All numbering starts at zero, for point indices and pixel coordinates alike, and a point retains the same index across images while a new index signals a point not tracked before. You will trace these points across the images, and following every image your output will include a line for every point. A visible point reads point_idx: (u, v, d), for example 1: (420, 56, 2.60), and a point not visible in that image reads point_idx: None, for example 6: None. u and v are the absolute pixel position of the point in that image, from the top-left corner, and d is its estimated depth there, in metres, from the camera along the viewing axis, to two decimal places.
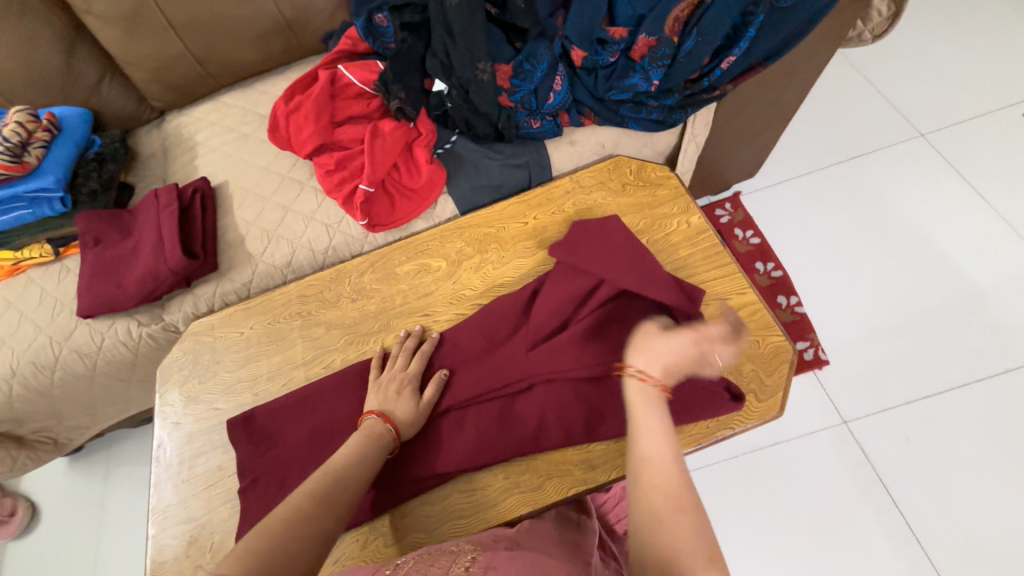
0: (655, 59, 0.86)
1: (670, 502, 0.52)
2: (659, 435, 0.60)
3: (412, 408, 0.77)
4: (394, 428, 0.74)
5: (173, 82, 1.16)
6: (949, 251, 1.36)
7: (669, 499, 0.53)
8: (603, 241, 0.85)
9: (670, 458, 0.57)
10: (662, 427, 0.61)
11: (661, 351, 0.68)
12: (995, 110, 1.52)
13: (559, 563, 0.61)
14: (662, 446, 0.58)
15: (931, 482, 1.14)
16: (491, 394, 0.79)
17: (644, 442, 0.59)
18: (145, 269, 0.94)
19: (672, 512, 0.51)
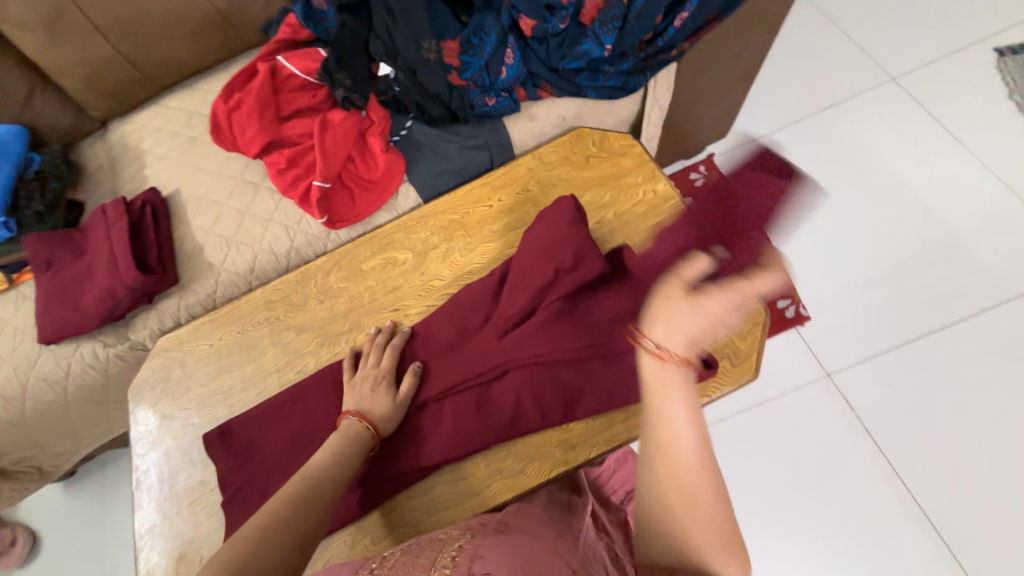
0: (606, 22, 0.83)
1: (685, 497, 0.50)
2: (685, 418, 0.54)
3: (388, 403, 0.75)
4: (372, 426, 0.72)
5: (109, 89, 1.10)
6: (925, 196, 1.36)
7: (683, 490, 0.51)
8: (557, 228, 0.82)
9: (688, 442, 0.53)
10: (685, 411, 0.55)
11: (690, 323, 0.58)
12: (965, 47, 1.49)
13: (549, 546, 0.58)
14: (682, 431, 0.53)
15: (915, 425, 1.16)
16: (467, 382, 0.78)
17: (668, 432, 0.54)
18: (101, 289, 0.91)
19: (687, 505, 0.50)
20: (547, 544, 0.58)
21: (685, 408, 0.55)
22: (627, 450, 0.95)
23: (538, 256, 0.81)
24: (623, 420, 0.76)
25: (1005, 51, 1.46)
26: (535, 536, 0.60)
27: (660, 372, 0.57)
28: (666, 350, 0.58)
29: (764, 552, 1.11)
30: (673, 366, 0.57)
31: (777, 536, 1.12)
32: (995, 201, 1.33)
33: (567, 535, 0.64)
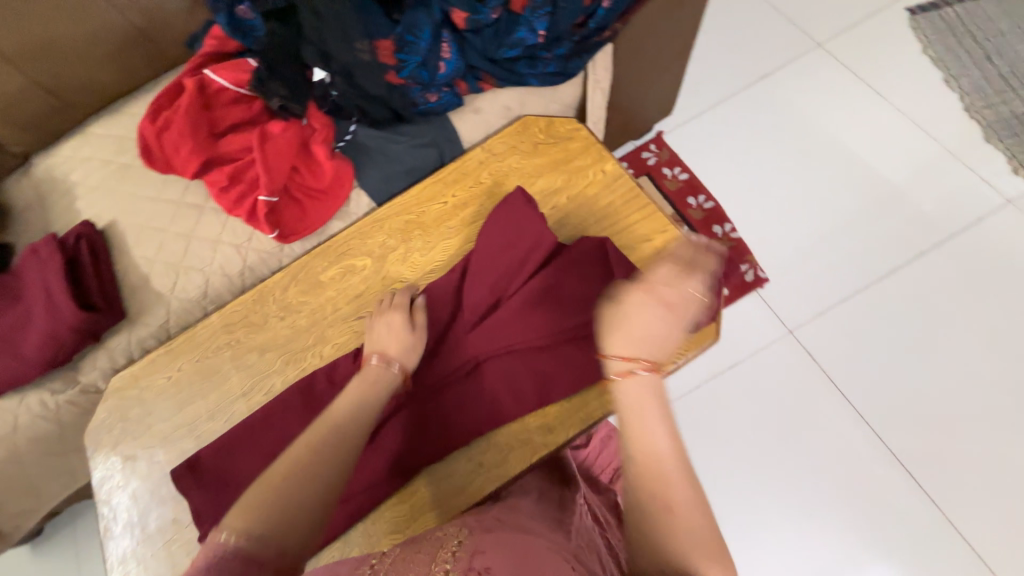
0: (536, 8, 0.84)
1: (665, 497, 0.51)
2: (663, 434, 0.57)
3: (409, 339, 0.76)
4: (398, 366, 0.73)
5: (26, 121, 1.03)
6: (860, 152, 1.43)
7: (662, 491, 0.52)
8: (518, 223, 0.82)
9: (667, 450, 0.55)
10: (661, 420, 0.59)
11: (639, 331, 0.67)
12: (881, 9, 1.58)
13: (545, 545, 0.57)
14: (660, 438, 0.56)
15: (873, 368, 1.23)
16: (444, 378, 0.78)
17: (646, 441, 0.57)
18: (40, 333, 0.86)
19: (667, 507, 0.51)
20: (546, 540, 0.58)
21: (658, 415, 0.59)
22: (612, 428, 0.96)
23: (499, 246, 0.82)
24: (597, 397, 0.77)
25: (916, 10, 1.56)
26: (531, 533, 0.59)
27: (631, 384, 0.63)
28: (629, 365, 0.65)
29: (750, 509, 1.16)
30: (640, 377, 0.64)
31: (761, 491, 1.17)
32: (922, 151, 1.41)
33: (559, 529, 0.64)
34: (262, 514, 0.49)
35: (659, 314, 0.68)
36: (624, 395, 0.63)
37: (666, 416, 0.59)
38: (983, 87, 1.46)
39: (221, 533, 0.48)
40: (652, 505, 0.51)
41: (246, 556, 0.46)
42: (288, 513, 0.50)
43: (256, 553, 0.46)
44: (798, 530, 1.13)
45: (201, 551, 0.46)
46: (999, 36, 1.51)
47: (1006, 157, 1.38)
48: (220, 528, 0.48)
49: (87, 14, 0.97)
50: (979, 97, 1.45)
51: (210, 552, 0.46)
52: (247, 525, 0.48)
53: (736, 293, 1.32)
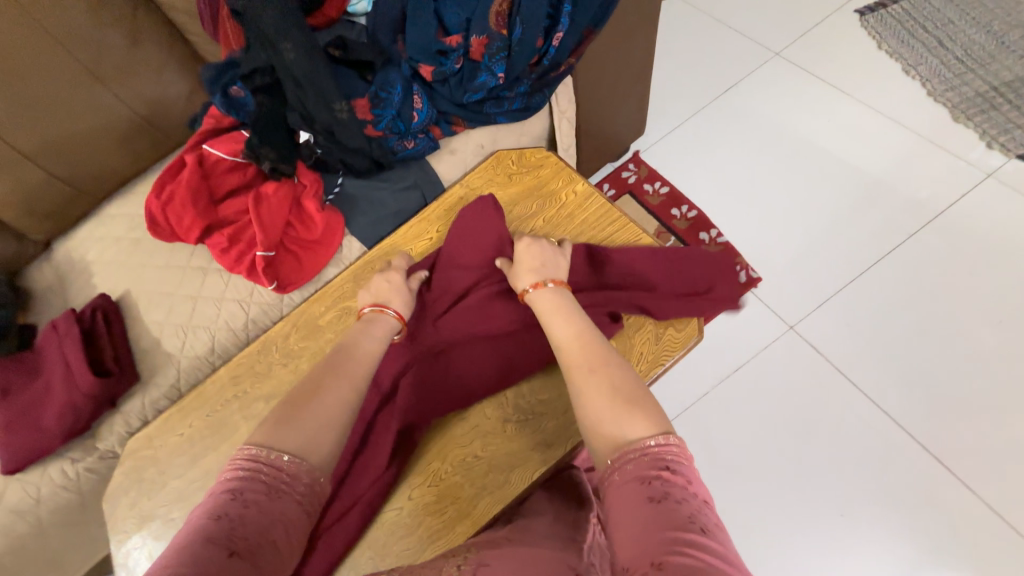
0: (494, 54, 0.91)
1: (586, 368, 0.58)
2: (575, 322, 0.66)
3: (408, 296, 0.81)
4: (395, 312, 0.77)
5: (47, 210, 1.12)
6: (832, 147, 1.47)
7: (583, 366, 0.59)
8: (485, 218, 0.88)
9: (580, 333, 0.64)
10: (573, 314, 0.68)
11: (534, 260, 0.77)
12: (831, 14, 1.66)
13: (553, 555, 0.57)
14: (573, 328, 0.65)
15: (881, 356, 1.22)
16: (425, 376, 0.80)
17: (562, 333, 0.65)
18: (60, 404, 0.90)
19: (588, 374, 0.58)
20: (551, 551, 0.59)
21: (573, 310, 0.68)
22: None
23: (473, 248, 0.87)
24: None
25: (864, 10, 1.64)
26: (539, 546, 0.60)
27: (544, 297, 0.72)
28: (537, 280, 0.74)
29: (779, 514, 1.11)
30: (550, 290, 0.72)
31: (788, 495, 1.12)
32: (892, 138, 1.45)
33: (570, 547, 0.62)
34: (288, 437, 0.55)
35: (543, 245, 0.80)
36: (544, 307, 0.71)
37: (575, 309, 0.69)
38: (943, 72, 1.51)
39: (250, 449, 0.53)
40: (577, 381, 0.59)
41: (275, 479, 0.52)
42: (312, 438, 0.56)
43: (284, 471, 0.53)
44: (833, 533, 1.08)
45: (236, 466, 0.52)
46: (950, 24, 1.57)
47: (978, 134, 1.41)
48: (251, 444, 0.54)
49: (99, 110, 1.08)
50: (940, 81, 1.50)
51: (241, 468, 0.52)
52: (279, 444, 0.54)
53: None
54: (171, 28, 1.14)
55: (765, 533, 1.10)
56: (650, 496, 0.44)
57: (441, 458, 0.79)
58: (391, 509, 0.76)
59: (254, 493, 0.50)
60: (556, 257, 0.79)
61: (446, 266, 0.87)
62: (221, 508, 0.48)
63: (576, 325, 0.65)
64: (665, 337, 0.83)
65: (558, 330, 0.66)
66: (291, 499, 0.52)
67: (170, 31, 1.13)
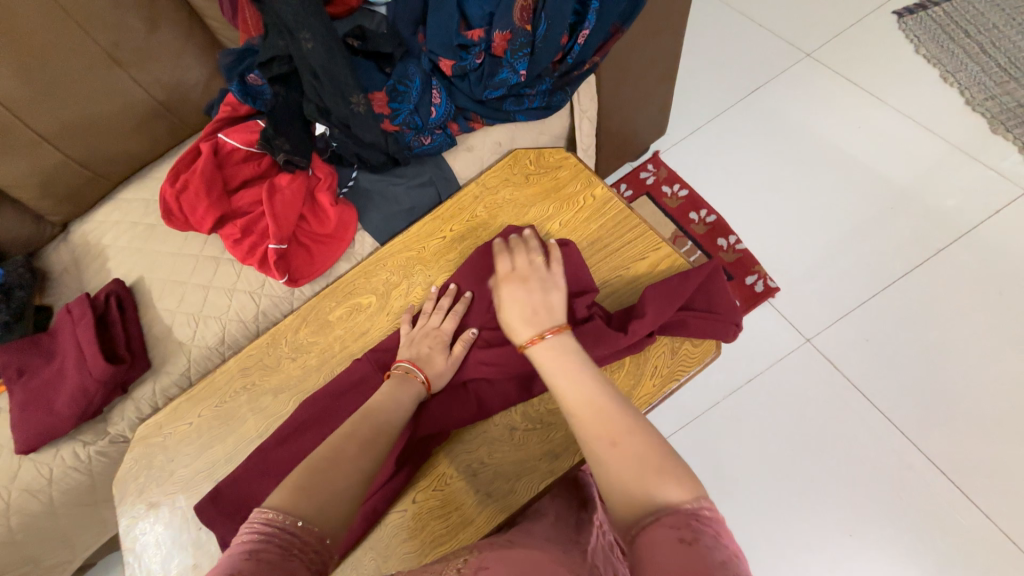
0: (516, 50, 0.87)
1: (603, 439, 0.53)
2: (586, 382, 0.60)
3: (443, 364, 0.79)
4: (421, 378, 0.76)
5: (64, 192, 1.12)
6: (860, 154, 1.42)
7: (601, 435, 0.53)
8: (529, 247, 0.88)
9: (591, 393, 0.58)
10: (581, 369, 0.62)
11: (524, 308, 0.72)
12: (867, 14, 1.59)
13: (556, 560, 0.56)
14: (584, 387, 0.59)
15: (899, 375, 1.18)
16: (448, 386, 0.81)
17: (572, 398, 0.59)
18: (72, 387, 0.91)
19: (608, 446, 0.52)
20: (552, 553, 0.58)
21: (574, 366, 0.62)
22: None
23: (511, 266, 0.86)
24: None
25: (903, 12, 1.57)
26: (541, 549, 0.59)
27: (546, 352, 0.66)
28: (537, 332, 0.69)
29: (784, 531, 1.09)
30: (551, 343, 0.67)
31: (796, 510, 1.10)
32: (925, 147, 1.40)
33: (574, 549, 0.61)
34: (299, 503, 0.51)
35: (525, 288, 0.75)
36: (545, 364, 0.66)
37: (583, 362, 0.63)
38: (983, 79, 1.44)
39: (264, 511, 0.48)
40: (598, 453, 0.52)
41: (290, 542, 0.47)
42: (321, 507, 0.52)
43: (300, 536, 0.48)
44: (840, 551, 1.06)
45: (246, 535, 0.46)
46: (992, 29, 1.50)
47: (1016, 146, 1.35)
48: (262, 509, 0.48)
49: (117, 94, 1.07)
50: (979, 89, 1.43)
51: (255, 530, 0.46)
52: (291, 509, 0.50)
53: (747, 305, 1.29)
54: (191, 13, 1.12)
55: (769, 546, 1.09)
56: (682, 537, 0.41)
57: (447, 463, 0.78)
58: (397, 512, 0.76)
59: (269, 554, 0.44)
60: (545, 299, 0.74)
61: (476, 281, 0.87)
62: (233, 570, 0.41)
63: (581, 387, 0.59)
64: (680, 352, 0.81)
65: (564, 391, 0.60)
66: (303, 565, 0.46)
67: (189, 16, 1.12)
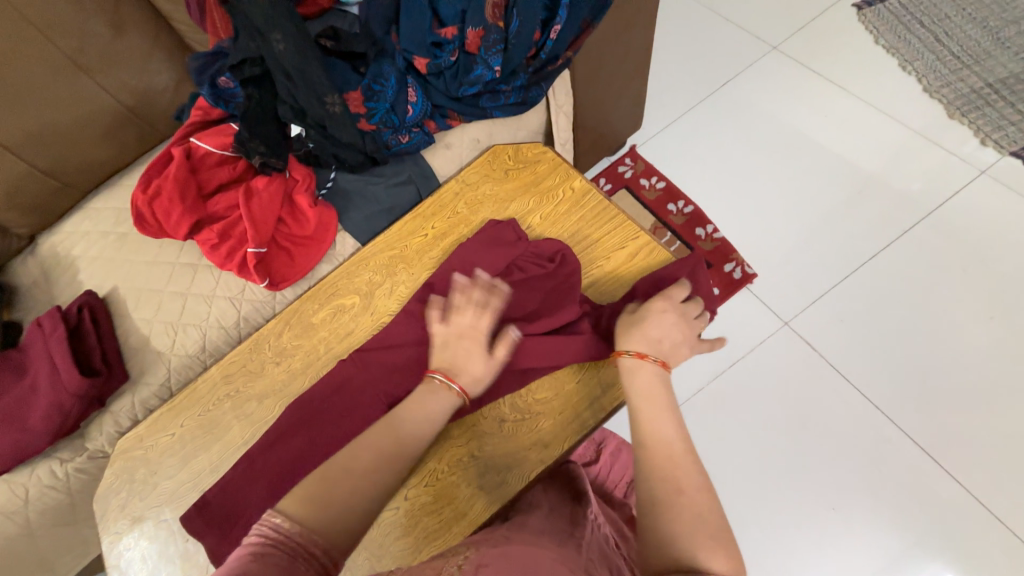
0: (490, 47, 0.88)
1: (671, 485, 0.56)
2: (672, 425, 0.62)
3: (479, 365, 0.72)
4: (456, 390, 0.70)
5: (30, 204, 1.09)
6: (828, 143, 1.47)
7: (668, 481, 0.57)
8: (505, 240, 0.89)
9: (677, 441, 0.60)
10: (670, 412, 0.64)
11: (652, 328, 0.72)
12: (829, 8, 1.65)
13: (554, 557, 0.56)
14: (670, 428, 0.62)
15: (874, 354, 1.22)
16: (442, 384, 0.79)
17: (652, 429, 0.62)
18: (45, 403, 0.88)
19: (675, 493, 0.55)
20: (549, 548, 0.59)
21: (667, 403, 0.64)
22: (620, 442, 1.07)
23: (492, 259, 0.87)
24: (589, 409, 0.79)
25: (862, 5, 1.63)
26: (537, 545, 0.59)
27: (644, 374, 0.68)
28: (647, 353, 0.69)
29: (772, 509, 1.13)
30: (653, 369, 0.68)
31: (783, 489, 1.14)
32: (889, 134, 1.45)
33: (569, 542, 0.62)
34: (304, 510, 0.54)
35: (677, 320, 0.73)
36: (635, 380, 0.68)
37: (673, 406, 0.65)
38: (939, 68, 1.50)
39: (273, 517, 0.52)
40: (661, 494, 0.56)
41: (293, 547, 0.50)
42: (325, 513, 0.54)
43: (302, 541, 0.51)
44: (825, 526, 1.10)
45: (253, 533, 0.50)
46: (946, 19, 1.57)
47: (972, 130, 1.42)
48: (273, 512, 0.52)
49: (83, 100, 1.04)
50: (936, 77, 1.49)
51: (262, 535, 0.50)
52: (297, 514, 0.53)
53: (727, 292, 1.33)
54: (156, 16, 1.10)
55: (759, 525, 1.12)
56: None
57: (438, 459, 0.78)
58: (389, 509, 0.76)
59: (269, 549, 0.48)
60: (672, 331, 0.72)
61: (462, 277, 0.87)
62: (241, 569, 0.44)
63: (670, 427, 0.62)
64: None
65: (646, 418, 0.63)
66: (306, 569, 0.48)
67: (155, 20, 1.10)
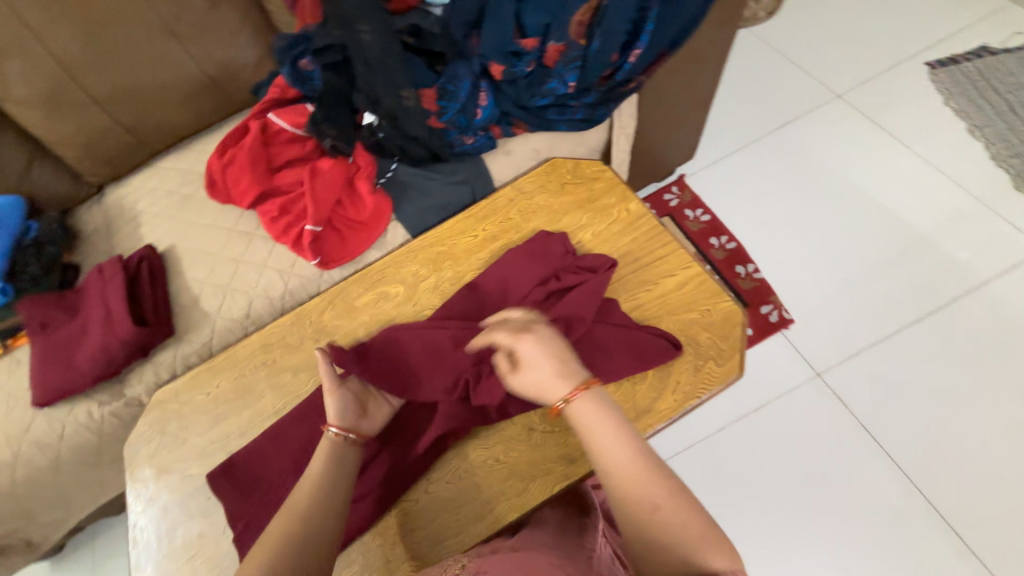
0: (568, 62, 0.91)
1: (644, 504, 0.53)
2: (621, 445, 0.58)
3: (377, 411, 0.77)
4: (356, 436, 0.72)
5: (105, 156, 1.15)
6: (882, 198, 1.44)
7: (640, 500, 0.54)
8: (549, 253, 0.89)
9: (633, 459, 0.57)
10: (617, 429, 0.60)
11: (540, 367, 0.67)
12: (900, 62, 1.63)
13: (557, 562, 0.57)
14: (622, 451, 0.58)
15: (909, 420, 1.18)
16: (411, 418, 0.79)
17: (610, 460, 0.57)
18: (94, 346, 0.92)
19: (651, 512, 0.53)
20: (550, 558, 0.59)
21: (613, 426, 0.60)
22: None
23: (535, 268, 0.87)
24: None
25: (934, 64, 1.61)
26: (542, 552, 0.61)
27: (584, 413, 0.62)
28: (568, 390, 0.64)
29: (782, 562, 1.09)
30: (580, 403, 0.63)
31: (794, 543, 1.11)
32: (949, 197, 1.42)
33: (579, 556, 0.62)
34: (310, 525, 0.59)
35: (538, 336, 0.70)
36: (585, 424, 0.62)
37: (619, 424, 0.60)
38: (1010, 138, 1.47)
39: None
40: (637, 515, 0.53)
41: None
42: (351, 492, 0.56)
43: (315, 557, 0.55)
44: None
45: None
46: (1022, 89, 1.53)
47: None
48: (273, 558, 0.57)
49: (171, 66, 1.10)
50: (1005, 147, 1.46)
51: None
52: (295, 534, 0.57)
53: (760, 333, 1.31)
54: None
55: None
56: None
57: (462, 457, 0.79)
58: (407, 500, 0.77)
59: None
60: (555, 352, 0.69)
61: (504, 283, 0.88)
62: None
63: (620, 452, 0.58)
64: (702, 371, 0.80)
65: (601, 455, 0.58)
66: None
67: None
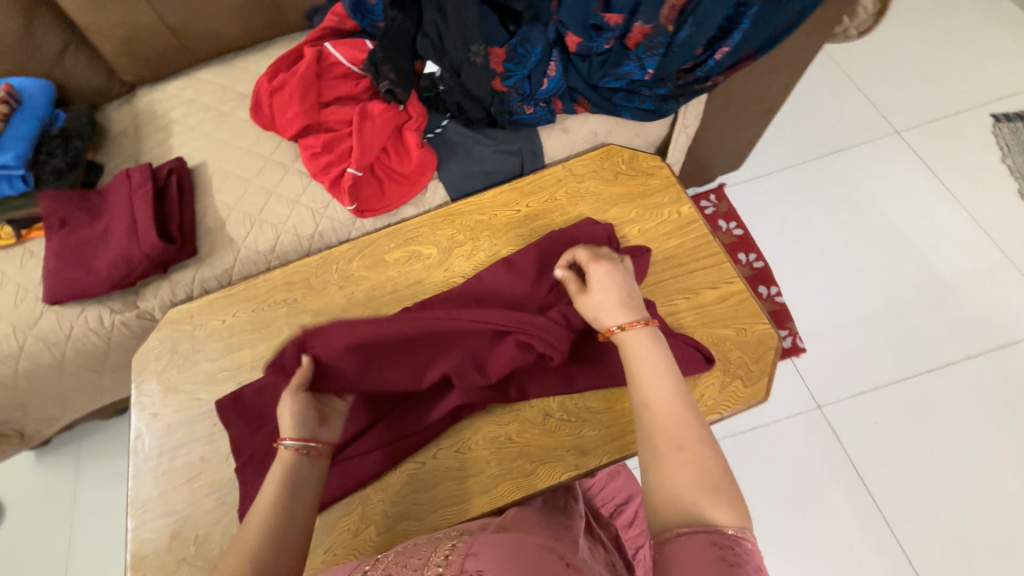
0: (650, 47, 0.87)
1: (672, 441, 0.54)
2: (664, 381, 0.59)
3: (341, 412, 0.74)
4: (318, 446, 0.66)
5: (145, 56, 1.09)
6: (919, 245, 1.42)
7: (671, 437, 0.54)
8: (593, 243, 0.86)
9: (671, 397, 0.58)
10: (664, 367, 0.61)
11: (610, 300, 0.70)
12: (966, 110, 1.58)
13: (544, 543, 0.57)
14: (663, 386, 0.59)
15: (899, 466, 1.21)
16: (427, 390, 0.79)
17: (650, 392, 0.59)
18: (116, 252, 0.89)
19: (673, 448, 0.53)
20: (538, 538, 0.59)
21: (660, 363, 0.61)
22: (620, 465, 1.03)
23: None
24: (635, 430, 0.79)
25: (1001, 117, 1.56)
26: (530, 533, 0.61)
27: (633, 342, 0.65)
28: (627, 320, 0.67)
29: None
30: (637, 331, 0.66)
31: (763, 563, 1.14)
32: (986, 256, 1.40)
33: (565, 537, 0.64)
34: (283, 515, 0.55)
35: (612, 268, 0.74)
36: (629, 351, 0.65)
37: (668, 367, 0.62)
38: None
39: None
40: (660, 449, 0.54)
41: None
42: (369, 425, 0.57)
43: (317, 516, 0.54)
44: None
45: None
46: None
47: None
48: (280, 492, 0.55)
49: None
50: None
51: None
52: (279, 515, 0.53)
53: None
54: None
55: None
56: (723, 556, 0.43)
57: (473, 430, 0.79)
58: (413, 462, 0.77)
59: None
60: (625, 289, 0.72)
61: (541, 264, 0.85)
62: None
63: (663, 386, 0.59)
64: (728, 389, 0.80)
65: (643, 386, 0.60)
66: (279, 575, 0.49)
67: None
